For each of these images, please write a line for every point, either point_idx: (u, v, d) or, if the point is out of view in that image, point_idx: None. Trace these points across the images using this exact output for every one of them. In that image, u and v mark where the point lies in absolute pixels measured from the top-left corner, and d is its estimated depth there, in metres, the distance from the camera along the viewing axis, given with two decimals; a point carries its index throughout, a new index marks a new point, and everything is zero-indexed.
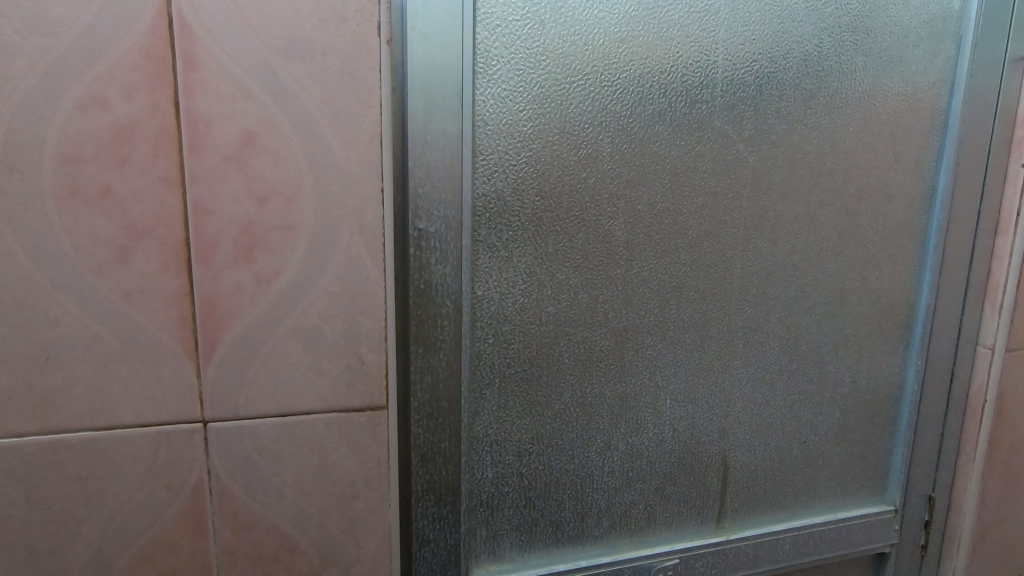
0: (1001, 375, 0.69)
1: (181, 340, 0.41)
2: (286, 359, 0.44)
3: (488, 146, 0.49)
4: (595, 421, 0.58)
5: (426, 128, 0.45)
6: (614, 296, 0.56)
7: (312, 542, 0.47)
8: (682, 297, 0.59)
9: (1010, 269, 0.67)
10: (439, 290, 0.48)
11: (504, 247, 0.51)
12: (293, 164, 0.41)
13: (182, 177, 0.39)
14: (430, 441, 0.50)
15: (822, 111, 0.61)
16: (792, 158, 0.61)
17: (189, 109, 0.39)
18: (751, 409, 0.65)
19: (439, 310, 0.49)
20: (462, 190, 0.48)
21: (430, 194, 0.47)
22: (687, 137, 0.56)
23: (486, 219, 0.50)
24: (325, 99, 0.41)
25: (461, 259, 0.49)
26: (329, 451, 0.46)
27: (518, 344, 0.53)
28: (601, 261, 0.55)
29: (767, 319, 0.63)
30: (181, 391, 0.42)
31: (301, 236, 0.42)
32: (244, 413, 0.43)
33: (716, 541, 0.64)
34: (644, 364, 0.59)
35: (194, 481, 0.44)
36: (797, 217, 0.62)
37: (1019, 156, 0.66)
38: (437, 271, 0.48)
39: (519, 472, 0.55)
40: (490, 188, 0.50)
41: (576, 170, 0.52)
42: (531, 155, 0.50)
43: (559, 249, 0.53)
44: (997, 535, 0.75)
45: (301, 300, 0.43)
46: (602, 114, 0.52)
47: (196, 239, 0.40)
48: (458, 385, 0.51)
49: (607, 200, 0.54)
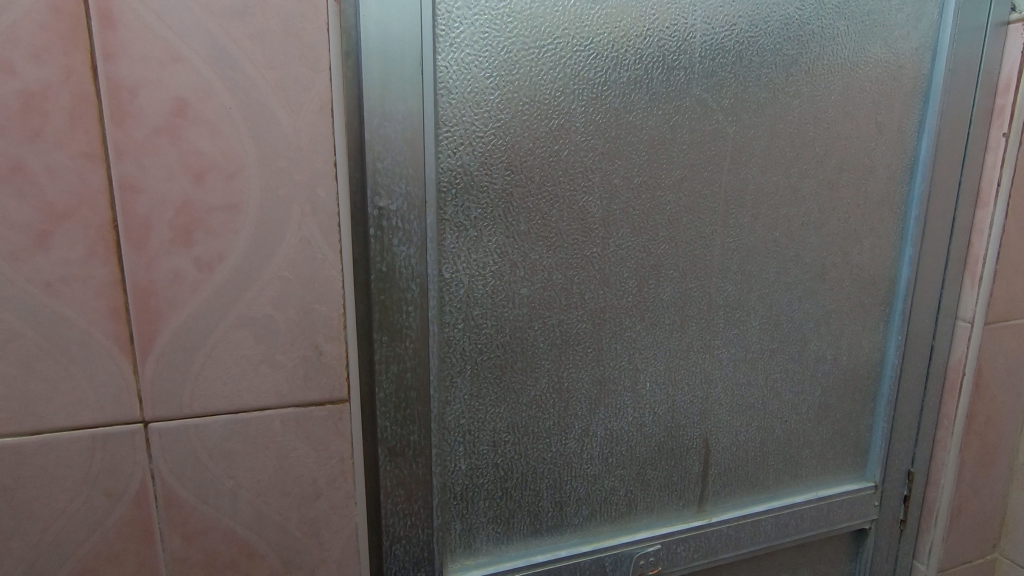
0: (979, 347, 0.69)
1: (117, 333, 0.38)
2: (234, 352, 0.40)
3: (452, 117, 0.45)
4: (574, 406, 0.55)
5: (384, 99, 0.42)
6: (591, 276, 0.54)
7: (274, 545, 0.44)
8: (661, 277, 0.57)
9: (990, 241, 0.66)
10: (403, 272, 0.45)
11: (473, 226, 0.48)
12: (233, 138, 0.37)
13: (105, 153, 0.35)
14: (400, 434, 0.47)
15: (803, 77, 0.58)
16: (773, 130, 0.58)
17: (110, 74, 0.35)
18: (733, 390, 0.63)
19: (405, 295, 0.46)
20: (426, 164, 0.44)
21: (390, 169, 0.43)
22: (664, 108, 0.53)
23: (453, 196, 0.47)
24: (268, 65, 0.37)
25: (425, 239, 0.45)
26: (287, 449, 0.43)
27: (491, 329, 0.50)
28: (576, 237, 0.52)
29: (748, 297, 0.62)
30: (118, 390, 0.38)
31: (246, 218, 0.39)
32: (191, 410, 0.40)
33: (699, 525, 0.63)
34: (623, 347, 0.57)
35: (138, 487, 0.40)
36: (779, 191, 0.60)
37: (999, 125, 0.64)
38: (400, 253, 0.45)
39: (494, 461, 0.53)
40: (456, 162, 0.46)
41: (548, 141, 0.49)
42: (499, 126, 0.47)
43: (533, 227, 0.50)
44: (974, 508, 0.75)
45: (250, 286, 0.39)
46: (576, 82, 0.49)
47: (125, 221, 0.36)
48: (427, 374, 0.48)
49: (583, 174, 0.51)
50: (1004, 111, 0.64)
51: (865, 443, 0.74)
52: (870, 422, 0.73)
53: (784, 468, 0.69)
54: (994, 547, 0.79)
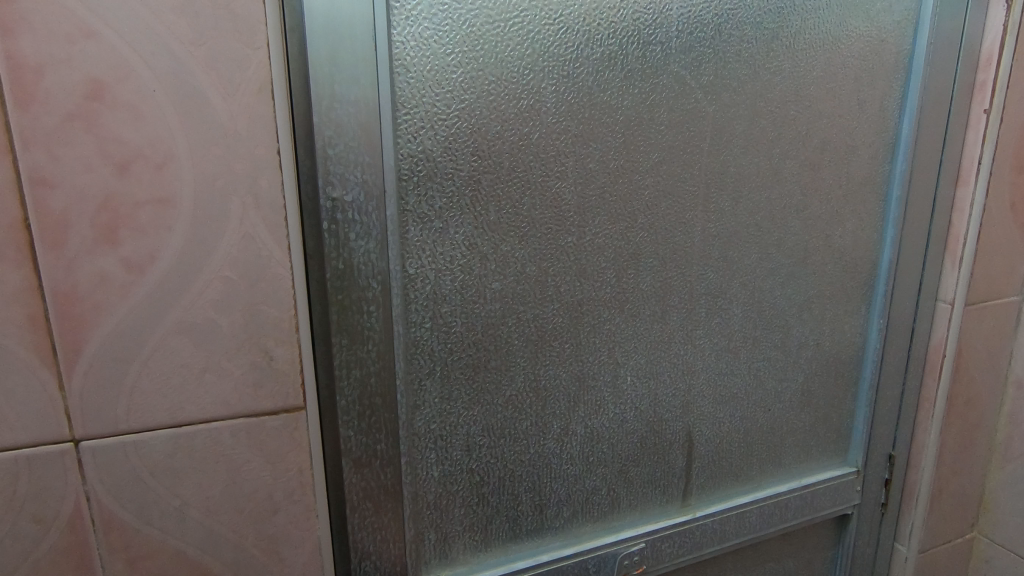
0: (959, 329, 0.68)
1: (37, 344, 0.34)
2: (174, 360, 0.36)
3: (411, 97, 0.41)
4: (552, 406, 0.53)
5: (333, 78, 0.37)
6: (567, 268, 0.51)
7: (229, 564, 0.41)
8: (640, 265, 0.54)
9: (971, 221, 0.65)
10: (362, 268, 0.41)
11: (439, 217, 0.44)
12: (160, 124, 0.34)
13: (10, 142, 0.31)
14: (365, 444, 0.44)
15: (784, 53, 0.56)
16: (754, 108, 0.56)
17: (9, 52, 0.30)
18: (715, 380, 0.62)
19: (365, 293, 0.42)
20: (384, 151, 0.40)
21: (343, 156, 0.39)
22: (640, 86, 0.50)
23: (416, 185, 0.43)
24: (195, 41, 0.33)
25: (386, 233, 0.42)
26: (239, 463, 0.39)
27: (461, 328, 0.47)
28: (550, 228, 0.49)
29: (730, 284, 0.59)
30: (42, 406, 0.35)
31: (179, 213, 0.35)
32: (128, 425, 0.36)
33: (682, 521, 0.62)
34: (601, 340, 0.54)
35: (71, 511, 0.37)
36: (760, 172, 0.58)
37: (981, 101, 0.63)
38: (357, 249, 0.41)
39: (469, 466, 0.50)
40: (417, 148, 0.42)
41: (518, 123, 0.46)
42: (464, 107, 0.43)
43: (503, 217, 0.47)
44: (953, 489, 0.75)
45: (188, 288, 0.36)
46: (546, 58, 0.46)
47: (39, 219, 0.32)
48: (392, 377, 0.44)
49: (556, 159, 0.48)
50: (985, 86, 0.62)
51: (847, 427, 0.73)
52: (852, 406, 0.72)
53: (768, 457, 0.68)
54: (972, 526, 0.79)
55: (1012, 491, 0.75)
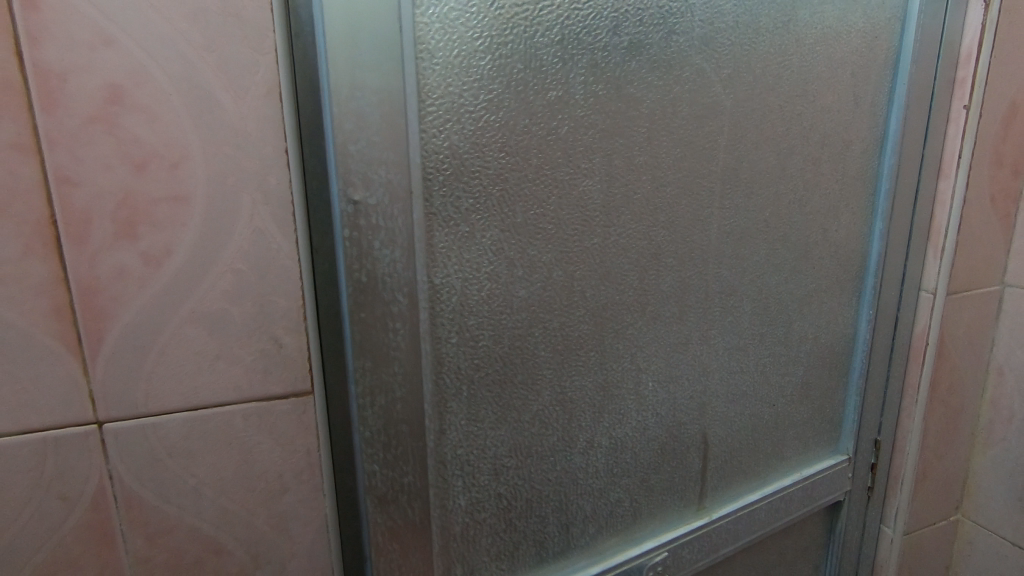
0: (942, 318, 0.70)
1: (61, 333, 0.36)
2: (189, 348, 0.39)
3: (437, 87, 0.40)
4: (575, 412, 0.54)
5: (355, 76, 0.36)
6: (592, 273, 0.51)
7: (241, 541, 0.43)
8: (663, 272, 0.56)
9: (951, 214, 0.67)
10: (390, 295, 0.41)
11: (465, 224, 0.43)
12: (174, 125, 0.36)
13: (36, 144, 0.33)
14: (391, 471, 0.44)
15: (793, 48, 0.58)
16: (765, 101, 0.57)
17: (35, 60, 0.32)
18: (728, 379, 0.64)
19: (392, 318, 0.41)
20: (410, 151, 0.39)
21: (366, 159, 0.38)
22: (664, 76, 0.51)
23: (444, 194, 0.42)
24: (208, 47, 0.35)
25: (414, 242, 0.41)
26: (250, 444, 0.42)
27: (488, 341, 0.47)
28: (574, 234, 0.50)
29: (742, 281, 0.62)
30: (66, 391, 0.37)
31: (193, 209, 0.37)
32: (147, 408, 0.39)
33: (700, 526, 0.64)
34: (624, 347, 0.55)
35: (94, 489, 0.39)
36: (769, 167, 0.60)
37: (961, 96, 0.65)
38: (383, 258, 0.40)
39: (496, 491, 0.51)
40: (443, 143, 0.41)
41: (545, 117, 0.45)
42: (491, 98, 0.42)
43: (529, 221, 0.46)
44: (937, 473, 0.78)
45: (202, 279, 0.38)
46: (573, 46, 0.45)
47: (63, 216, 0.35)
48: (418, 403, 0.44)
49: (582, 155, 0.48)
50: (965, 82, 0.64)
51: (840, 416, 0.75)
52: (843, 395, 0.74)
53: (769, 447, 0.70)
54: (956, 509, 0.82)
55: (995, 474, 0.77)
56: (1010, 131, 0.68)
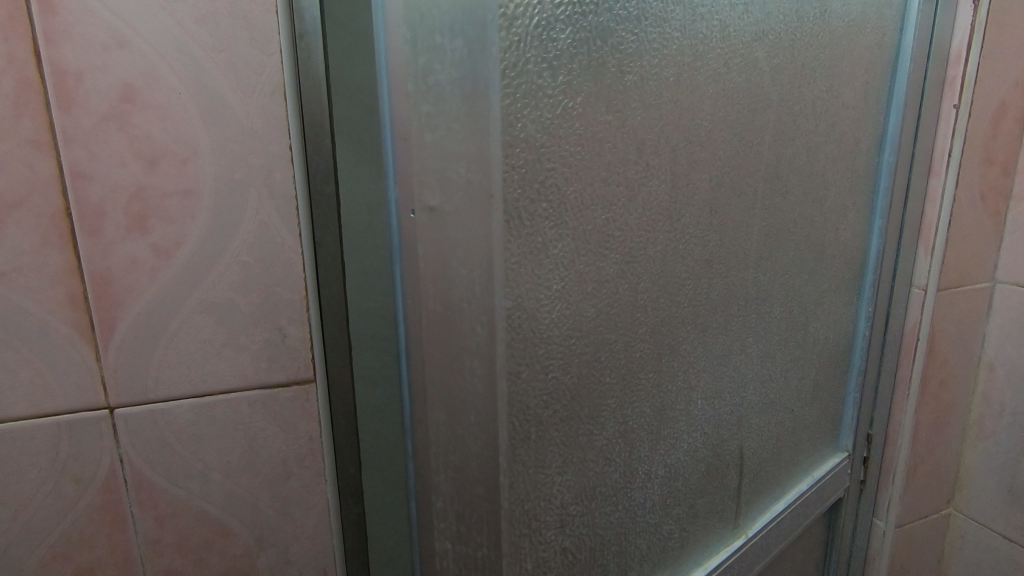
0: (932, 314, 0.71)
1: (76, 321, 0.38)
2: (198, 336, 0.41)
3: (513, 63, 0.35)
4: (633, 436, 0.53)
5: (433, 64, 0.33)
6: (651, 290, 0.51)
7: (246, 524, 0.45)
8: (718, 279, 0.56)
9: (942, 211, 0.69)
10: (465, 327, 0.38)
11: (538, 244, 0.41)
12: (184, 122, 0.37)
13: (53, 140, 0.35)
14: (465, 517, 0.41)
15: (827, 43, 0.58)
16: (803, 93, 0.57)
17: (52, 60, 0.34)
18: (762, 390, 0.65)
19: (466, 354, 0.39)
20: (490, 141, 0.35)
21: (445, 165, 0.35)
22: (725, 60, 0.50)
23: (521, 204, 0.39)
24: (217, 48, 0.37)
25: (494, 259, 0.38)
26: (256, 430, 0.43)
27: (560, 369, 0.44)
28: (637, 246, 0.48)
29: (775, 283, 0.62)
30: (80, 377, 0.39)
31: (201, 203, 0.39)
32: (157, 394, 0.40)
33: (739, 546, 0.66)
34: (677, 367, 0.55)
35: (106, 472, 0.41)
36: (805, 163, 0.60)
37: (951, 95, 0.66)
38: (461, 278, 0.37)
39: (563, 529, 0.49)
40: (521, 132, 0.37)
41: (619, 102, 0.43)
42: (568, 81, 0.39)
43: (596, 239, 0.45)
44: (929, 466, 0.79)
45: (210, 271, 0.40)
46: (646, 23, 0.43)
47: (78, 209, 0.36)
48: (495, 445, 0.41)
49: (645, 163, 0.47)
50: (954, 82, 0.66)
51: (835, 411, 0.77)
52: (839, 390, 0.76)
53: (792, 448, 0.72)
54: (949, 503, 0.83)
55: (986, 468, 0.78)
56: (999, 130, 0.69)
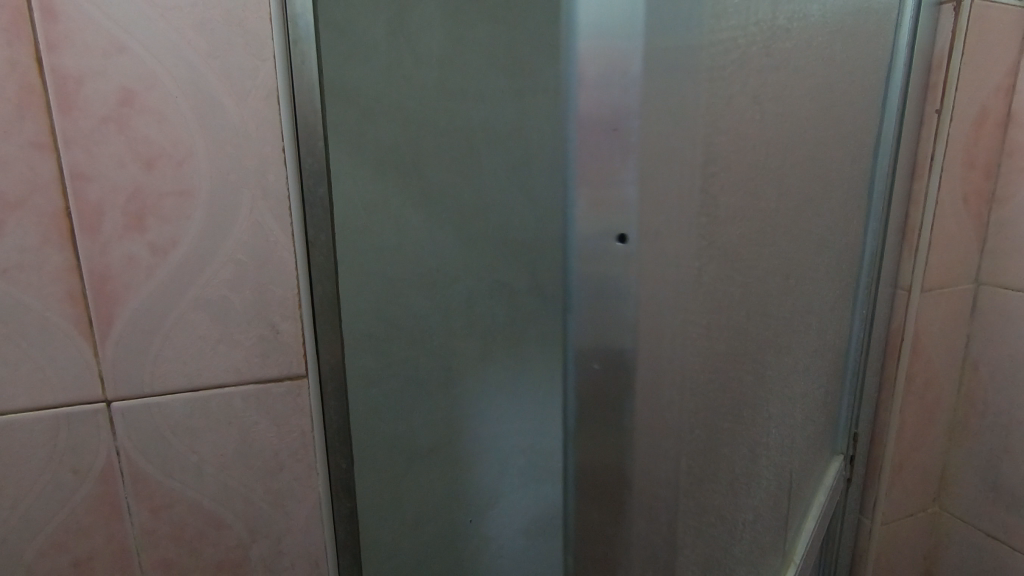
0: (918, 312, 0.73)
1: (74, 317, 0.39)
2: (193, 333, 0.42)
3: (715, 43, 0.26)
4: (740, 479, 0.45)
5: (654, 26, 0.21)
6: (761, 306, 0.43)
7: (239, 516, 0.46)
8: (792, 293, 0.49)
9: (925, 215, 0.70)
10: (641, 406, 0.25)
11: (709, 265, 0.30)
12: (181, 126, 0.39)
13: (54, 142, 0.37)
14: None
15: (853, 39, 0.52)
16: (840, 94, 0.52)
17: (54, 65, 0.36)
18: (806, 404, 0.63)
19: (632, 439, 0.25)
20: (697, 142, 0.26)
21: (653, 171, 0.22)
22: (814, 54, 0.43)
23: (710, 225, 0.29)
24: (213, 55, 0.38)
25: (690, 292, 0.27)
26: (249, 424, 0.45)
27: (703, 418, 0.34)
28: (761, 257, 0.40)
29: (816, 300, 0.57)
30: (79, 371, 0.40)
31: (197, 203, 0.40)
32: (153, 388, 0.42)
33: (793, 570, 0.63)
34: (767, 390, 0.49)
35: (103, 463, 0.42)
36: (834, 172, 0.55)
37: (933, 100, 0.68)
38: (667, 322, 0.25)
39: None
40: (716, 142, 0.28)
41: (767, 98, 0.35)
42: (739, 66, 0.30)
43: (742, 255, 0.35)
44: (914, 464, 0.80)
45: (205, 268, 0.41)
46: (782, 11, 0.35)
47: (78, 209, 0.38)
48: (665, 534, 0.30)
49: (775, 163, 0.39)
50: (937, 86, 0.68)
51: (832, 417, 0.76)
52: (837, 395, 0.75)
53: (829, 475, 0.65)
54: (934, 502, 0.84)
55: (971, 468, 0.79)
56: (980, 136, 0.70)
